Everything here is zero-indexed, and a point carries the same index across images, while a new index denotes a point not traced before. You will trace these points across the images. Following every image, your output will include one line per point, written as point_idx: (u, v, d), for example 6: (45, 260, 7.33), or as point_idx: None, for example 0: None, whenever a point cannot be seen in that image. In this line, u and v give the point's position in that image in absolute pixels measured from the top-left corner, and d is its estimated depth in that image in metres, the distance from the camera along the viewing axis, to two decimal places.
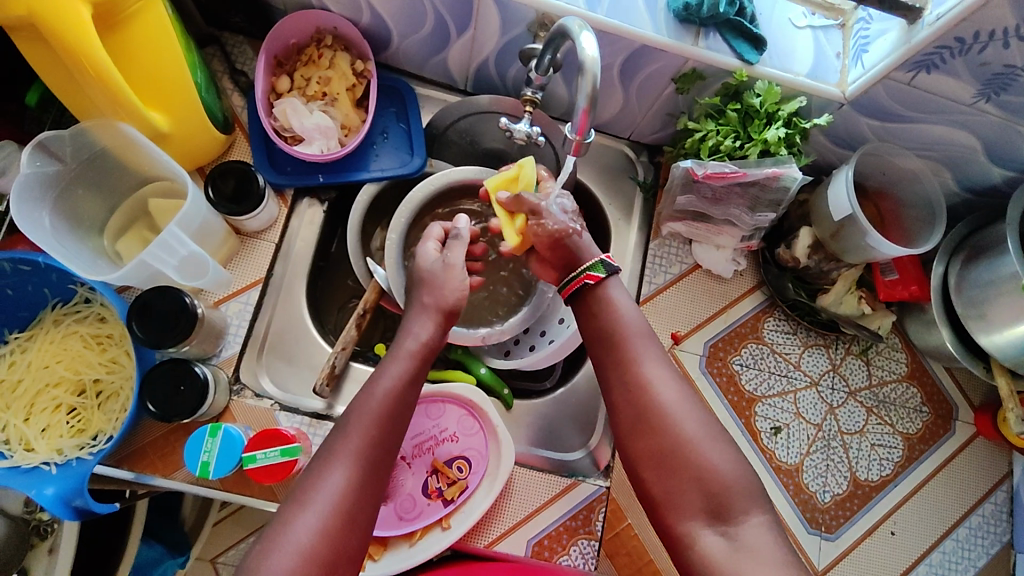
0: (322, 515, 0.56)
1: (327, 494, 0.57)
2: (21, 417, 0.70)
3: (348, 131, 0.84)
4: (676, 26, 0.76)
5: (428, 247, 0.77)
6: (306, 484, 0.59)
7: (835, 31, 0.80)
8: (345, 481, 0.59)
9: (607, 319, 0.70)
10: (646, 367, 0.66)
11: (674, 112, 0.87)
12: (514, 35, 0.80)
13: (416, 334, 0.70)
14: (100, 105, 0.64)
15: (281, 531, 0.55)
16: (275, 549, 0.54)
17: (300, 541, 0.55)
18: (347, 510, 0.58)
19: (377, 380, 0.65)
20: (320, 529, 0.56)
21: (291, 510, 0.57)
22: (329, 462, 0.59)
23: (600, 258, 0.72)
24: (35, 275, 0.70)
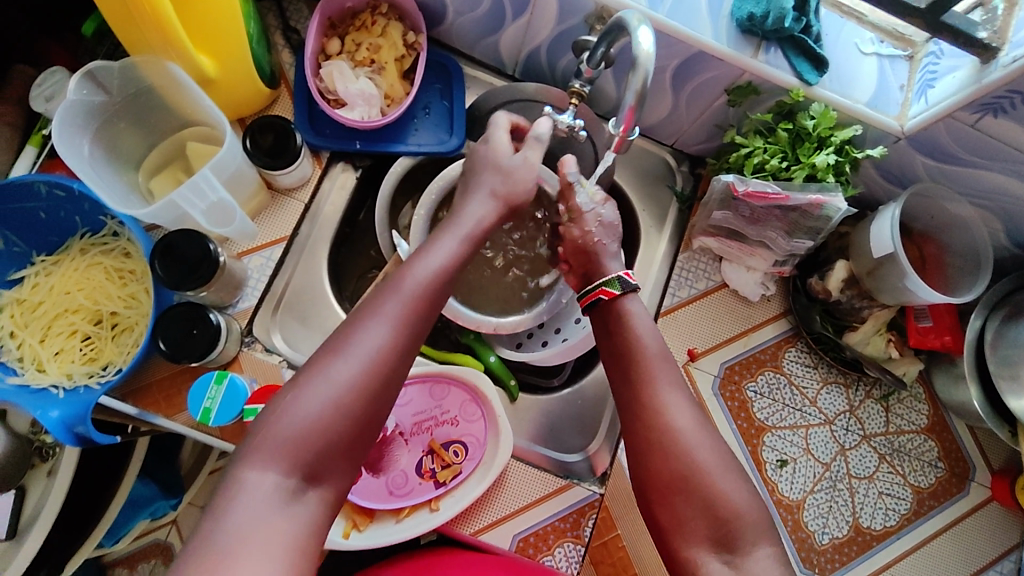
0: (362, 370, 0.55)
1: (367, 348, 0.56)
2: (37, 338, 0.71)
3: (390, 101, 0.83)
4: (737, 36, 0.73)
5: (499, 136, 0.74)
6: (345, 334, 0.57)
7: (902, 63, 0.77)
8: (387, 340, 0.57)
9: (625, 337, 0.66)
10: (662, 393, 0.62)
11: (722, 124, 0.85)
12: (571, 24, 0.79)
13: (477, 217, 0.69)
14: (152, 42, 0.65)
15: (319, 376, 0.54)
16: (312, 389, 0.54)
17: (337, 390, 0.54)
18: (386, 364, 0.57)
19: (428, 254, 0.64)
20: (358, 381, 0.55)
21: (329, 358, 0.56)
22: (372, 315, 0.58)
23: (618, 274, 0.70)
24: (69, 201, 0.71)
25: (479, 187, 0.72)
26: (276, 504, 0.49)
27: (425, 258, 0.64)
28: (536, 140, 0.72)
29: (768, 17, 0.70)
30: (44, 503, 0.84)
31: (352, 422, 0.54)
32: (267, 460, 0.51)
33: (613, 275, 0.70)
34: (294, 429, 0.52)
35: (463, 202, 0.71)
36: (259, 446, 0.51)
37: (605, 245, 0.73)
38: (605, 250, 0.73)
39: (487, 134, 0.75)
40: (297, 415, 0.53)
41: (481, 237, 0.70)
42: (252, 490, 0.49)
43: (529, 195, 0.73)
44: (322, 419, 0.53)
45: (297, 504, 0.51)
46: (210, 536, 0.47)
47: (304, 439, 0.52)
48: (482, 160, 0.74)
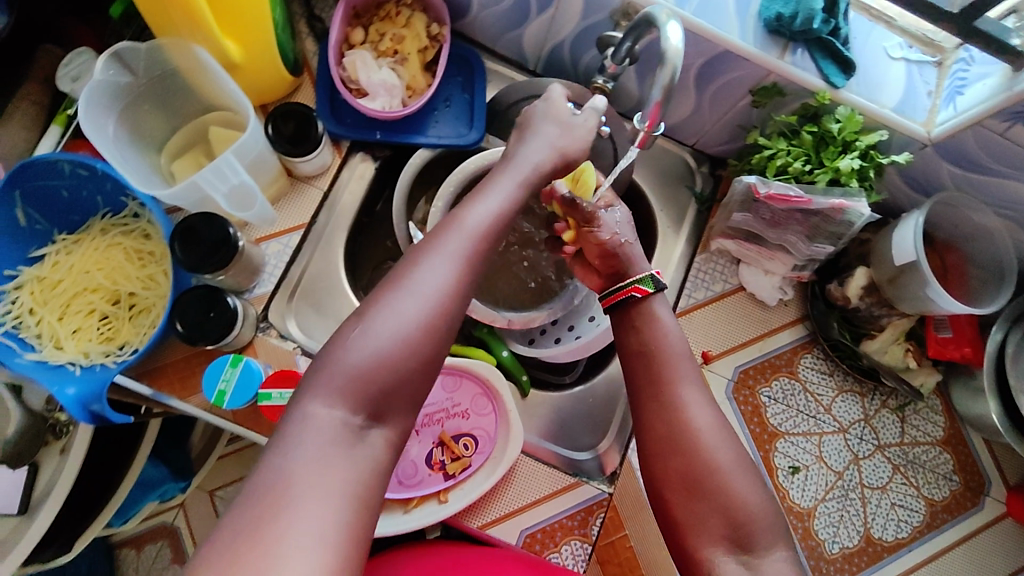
0: (427, 306, 0.53)
1: (430, 286, 0.53)
2: (55, 315, 0.71)
3: (412, 92, 0.83)
4: (764, 36, 0.73)
5: (556, 93, 0.71)
6: (407, 269, 0.54)
7: (930, 69, 0.75)
8: (451, 276, 0.54)
9: (647, 335, 0.66)
10: (681, 390, 0.62)
11: (745, 125, 0.84)
12: (596, 20, 0.78)
13: (535, 163, 0.65)
14: (180, 25, 0.65)
15: (383, 311, 0.52)
16: (378, 324, 0.51)
17: (402, 326, 0.51)
18: (450, 301, 0.54)
19: (486, 194, 0.61)
20: (424, 320, 0.52)
21: (392, 293, 0.53)
22: (434, 252, 0.55)
23: (651, 273, 0.70)
24: (91, 181, 0.72)
25: (535, 134, 0.67)
26: (341, 445, 0.47)
27: (484, 196, 0.61)
28: (593, 110, 0.70)
29: (797, 17, 0.70)
30: (56, 480, 0.85)
31: (419, 360, 0.52)
32: (331, 399, 0.49)
33: (643, 274, 0.70)
34: (359, 365, 0.50)
35: (523, 143, 0.67)
36: (322, 381, 0.49)
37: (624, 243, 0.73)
38: (623, 247, 0.72)
39: (544, 96, 0.72)
40: (362, 350, 0.50)
41: (540, 180, 0.66)
42: (314, 427, 0.47)
43: (586, 149, 0.68)
44: (389, 355, 0.50)
45: (362, 444, 0.48)
46: (277, 470, 0.45)
47: (369, 374, 0.50)
48: (539, 113, 0.70)
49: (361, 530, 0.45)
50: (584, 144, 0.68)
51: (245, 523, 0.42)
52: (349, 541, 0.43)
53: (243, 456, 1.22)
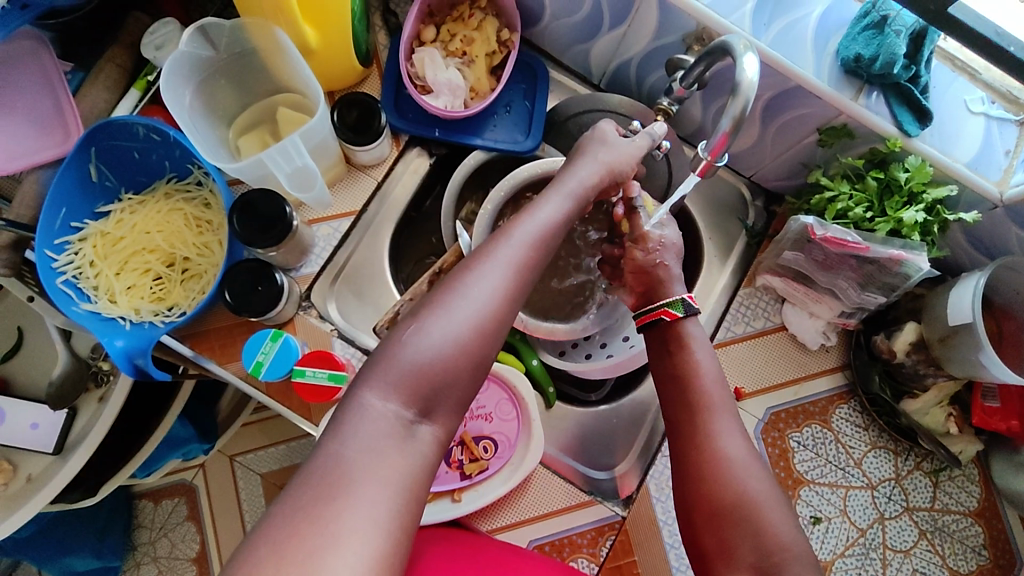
0: (480, 313, 0.53)
1: (482, 295, 0.53)
2: (113, 270, 0.74)
3: (475, 94, 0.84)
4: (840, 76, 0.71)
5: (609, 126, 0.70)
6: (462, 274, 0.55)
7: (1011, 128, 0.72)
8: (501, 285, 0.55)
9: (681, 360, 0.65)
10: (715, 419, 0.61)
11: (808, 163, 0.83)
12: (668, 41, 0.78)
13: (581, 177, 0.64)
14: (264, 7, 0.67)
15: (438, 313, 0.52)
16: (434, 324, 0.51)
17: (458, 329, 0.52)
18: (501, 309, 0.54)
19: (542, 209, 0.61)
20: (476, 326, 0.52)
21: (447, 297, 0.53)
22: (487, 260, 0.55)
23: (682, 296, 0.69)
24: (162, 146, 0.75)
25: (585, 158, 0.66)
26: (389, 442, 0.48)
27: (536, 211, 0.60)
28: (649, 134, 0.70)
29: (877, 60, 0.68)
30: (92, 425, 0.89)
31: (470, 363, 0.52)
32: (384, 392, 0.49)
33: (675, 297, 0.69)
34: (413, 361, 0.50)
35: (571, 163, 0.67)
36: (376, 371, 0.50)
37: (666, 267, 0.72)
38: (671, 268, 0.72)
39: (600, 129, 0.69)
40: (417, 348, 0.51)
41: (590, 197, 0.65)
42: (369, 418, 0.48)
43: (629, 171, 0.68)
44: (442, 356, 0.51)
45: (411, 439, 0.49)
46: (331, 455, 0.46)
47: (421, 372, 0.50)
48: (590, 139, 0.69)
49: (408, 531, 0.45)
50: (636, 161, 0.69)
51: (303, 515, 0.43)
52: (395, 545, 0.44)
53: (265, 426, 1.26)
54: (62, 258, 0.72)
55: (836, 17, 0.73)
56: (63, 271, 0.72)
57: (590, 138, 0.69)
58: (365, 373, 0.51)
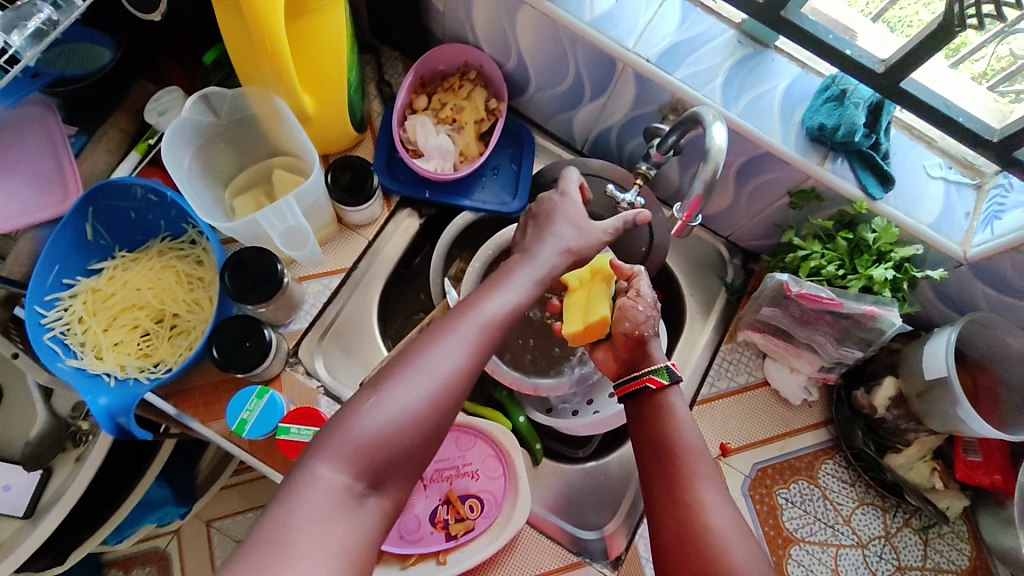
0: (436, 383, 0.54)
1: (442, 365, 0.54)
2: (101, 326, 0.75)
3: (464, 158, 0.88)
4: (807, 143, 0.76)
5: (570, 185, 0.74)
6: (421, 345, 0.56)
7: (969, 191, 0.76)
8: (461, 355, 0.56)
9: (664, 428, 0.65)
10: (701, 488, 0.61)
11: (781, 224, 0.87)
12: (644, 111, 0.83)
13: (551, 266, 0.66)
14: (267, 79, 0.70)
15: (394, 382, 0.53)
16: (389, 396, 0.52)
17: (414, 398, 0.53)
18: (459, 380, 0.55)
19: (508, 281, 0.63)
20: (431, 397, 0.53)
21: (403, 367, 0.54)
22: (448, 332, 0.57)
23: (667, 363, 0.68)
24: (159, 206, 0.77)
25: (550, 236, 0.68)
26: (330, 511, 0.47)
27: (500, 285, 0.63)
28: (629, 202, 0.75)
29: (839, 129, 0.72)
30: (67, 486, 0.87)
31: (420, 435, 0.53)
32: (331, 462, 0.49)
33: (659, 364, 0.69)
34: (366, 432, 0.50)
35: (541, 235, 0.69)
36: (326, 445, 0.50)
37: (656, 341, 0.71)
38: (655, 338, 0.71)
39: (562, 184, 0.74)
40: (369, 418, 0.51)
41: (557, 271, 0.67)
42: (320, 489, 0.48)
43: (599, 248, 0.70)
44: (393, 424, 0.51)
45: (362, 511, 0.49)
46: (283, 530, 0.45)
47: (372, 445, 0.50)
48: (560, 208, 0.72)
49: None
50: (597, 245, 0.70)
51: None
52: None
53: (245, 489, 1.23)
54: (51, 314, 0.72)
55: (801, 89, 0.78)
56: (51, 326, 0.72)
57: (550, 193, 0.74)
58: (315, 441, 0.50)
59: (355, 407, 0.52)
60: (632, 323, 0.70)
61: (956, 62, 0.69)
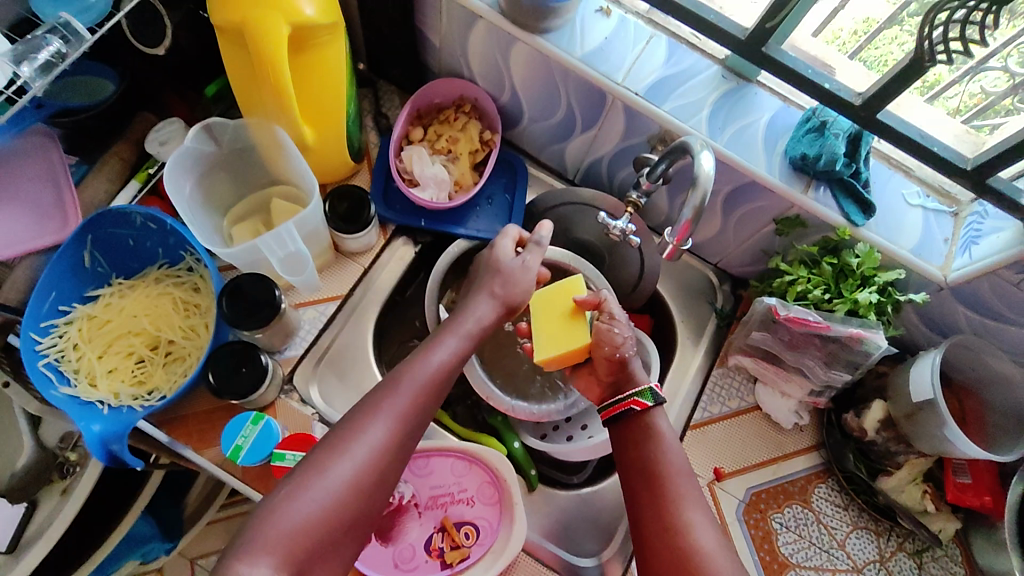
0: (358, 466, 0.57)
1: (365, 446, 0.58)
2: (96, 354, 0.75)
3: (459, 188, 0.90)
4: (790, 171, 0.79)
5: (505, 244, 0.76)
6: (345, 429, 0.59)
7: (946, 218, 0.80)
8: (384, 435, 0.60)
9: (648, 452, 0.67)
10: (686, 509, 0.62)
11: (768, 250, 0.89)
12: (634, 142, 0.86)
13: (478, 317, 0.72)
14: (267, 109, 0.72)
15: (315, 473, 0.56)
16: (311, 483, 0.55)
17: (331, 488, 0.55)
18: (381, 460, 0.59)
19: (431, 352, 0.67)
20: (354, 478, 0.57)
21: (327, 452, 0.57)
22: (372, 413, 0.61)
23: (650, 386, 0.70)
24: (157, 234, 0.78)
25: (474, 304, 0.73)
26: None
27: (425, 356, 0.67)
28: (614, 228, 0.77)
29: (820, 158, 0.75)
30: (50, 523, 0.85)
31: (344, 519, 0.55)
32: (258, 555, 0.50)
33: (642, 386, 0.71)
34: (288, 525, 0.52)
35: (470, 298, 0.74)
36: (249, 546, 0.50)
37: (634, 362, 0.73)
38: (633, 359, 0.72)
39: (494, 242, 0.78)
40: (292, 510, 0.53)
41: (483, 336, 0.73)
42: None
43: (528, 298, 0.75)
44: (315, 515, 0.53)
45: None
46: None
47: (297, 534, 0.52)
48: (486, 267, 0.76)
49: None
50: (530, 283, 0.75)
51: None
52: None
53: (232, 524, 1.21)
54: (46, 341, 0.72)
55: (783, 121, 0.81)
56: (46, 353, 0.72)
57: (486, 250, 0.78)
58: (241, 536, 0.51)
59: (282, 495, 0.54)
60: (611, 347, 0.72)
61: (931, 102, 0.73)
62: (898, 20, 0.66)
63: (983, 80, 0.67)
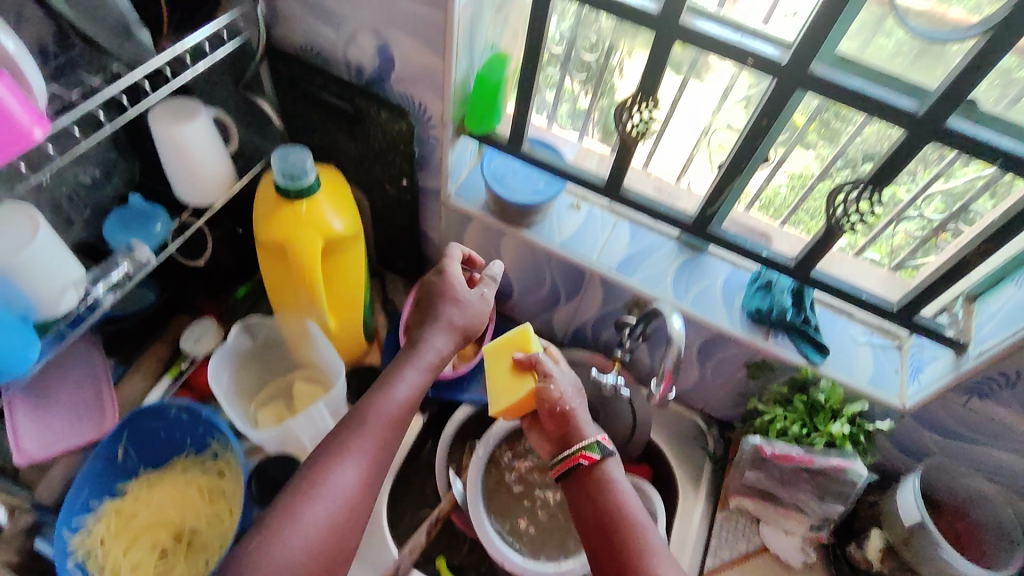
0: (332, 510, 0.63)
1: (337, 487, 0.64)
2: (122, 548, 0.77)
3: (462, 358, 1.02)
4: (750, 323, 0.91)
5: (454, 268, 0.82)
6: (315, 476, 0.64)
7: (892, 351, 0.91)
8: (358, 477, 0.66)
9: (603, 505, 0.67)
10: (650, 562, 0.62)
11: (745, 393, 0.98)
12: (613, 307, 0.99)
13: (437, 349, 0.77)
14: (303, 301, 0.84)
15: (286, 522, 0.60)
16: (284, 539, 0.60)
17: (308, 536, 0.61)
18: (355, 499, 0.65)
19: (395, 386, 0.73)
20: (327, 522, 0.62)
21: (298, 501, 0.62)
22: (343, 455, 0.66)
23: (596, 438, 0.71)
24: (189, 423, 0.83)
25: (435, 331, 0.78)
26: None
27: (391, 388, 0.72)
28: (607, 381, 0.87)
29: (773, 310, 0.88)
30: None
31: (323, 560, 0.61)
32: None
33: (590, 439, 0.71)
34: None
35: (429, 326, 0.79)
36: None
37: (578, 415, 0.74)
38: (574, 412, 0.74)
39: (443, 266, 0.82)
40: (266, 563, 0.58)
41: (443, 362, 0.78)
42: None
43: (481, 323, 0.82)
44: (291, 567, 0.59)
45: None
46: None
47: None
48: (438, 290, 0.81)
49: None
50: (484, 315, 0.83)
51: None
52: None
53: None
54: (75, 539, 0.75)
55: (737, 281, 0.95)
56: (74, 552, 0.75)
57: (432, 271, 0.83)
58: None
59: (255, 553, 0.58)
60: (555, 399, 0.74)
61: (864, 242, 0.87)
62: (828, 175, 0.81)
63: (903, 224, 0.83)
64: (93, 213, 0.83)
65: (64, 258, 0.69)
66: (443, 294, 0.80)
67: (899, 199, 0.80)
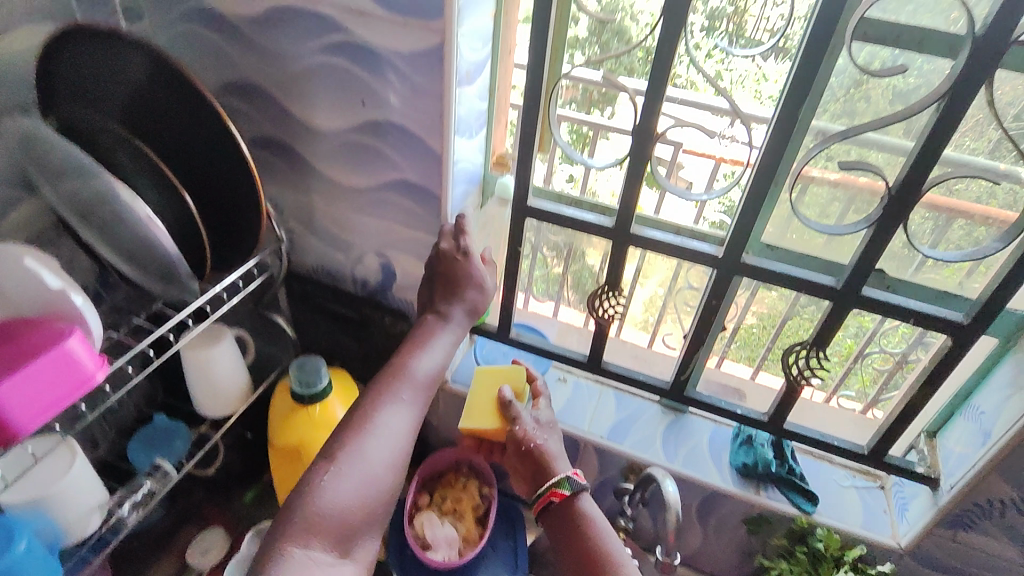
0: (388, 449, 0.66)
1: (390, 431, 0.68)
2: None
3: (467, 541, 1.00)
4: (740, 479, 0.96)
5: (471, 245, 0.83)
6: (371, 418, 0.68)
7: (876, 491, 0.97)
8: (407, 424, 0.70)
9: (580, 540, 0.71)
10: None
11: (749, 551, 1.00)
12: (609, 475, 1.03)
13: (464, 326, 0.81)
14: None
15: (354, 457, 0.64)
16: (351, 469, 0.63)
17: (370, 470, 0.64)
18: (405, 443, 0.69)
19: (432, 351, 0.77)
20: (386, 461, 0.66)
21: (360, 438, 0.65)
22: (394, 403, 0.70)
23: (567, 475, 0.74)
24: None
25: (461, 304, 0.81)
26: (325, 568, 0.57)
27: (429, 348, 0.77)
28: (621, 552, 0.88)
29: (758, 464, 0.95)
30: None
31: (381, 495, 0.64)
32: (310, 536, 0.58)
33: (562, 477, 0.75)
34: (331, 508, 0.60)
35: (455, 303, 0.81)
36: (304, 523, 0.58)
37: (548, 453, 0.77)
38: (539, 451, 0.77)
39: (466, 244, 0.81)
40: (333, 494, 0.61)
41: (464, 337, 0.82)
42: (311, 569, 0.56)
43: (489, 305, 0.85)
44: (360, 497, 0.62)
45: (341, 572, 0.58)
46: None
47: (340, 514, 0.60)
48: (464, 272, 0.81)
49: None
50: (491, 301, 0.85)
51: None
52: None
53: None
54: None
55: (720, 437, 1.02)
56: None
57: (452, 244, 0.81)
58: (291, 516, 0.58)
59: (323, 481, 0.61)
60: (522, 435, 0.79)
61: (842, 374, 0.95)
62: (795, 312, 0.90)
63: (871, 357, 0.91)
64: (116, 434, 0.89)
65: (92, 485, 0.73)
66: (466, 276, 0.81)
67: (867, 329, 0.88)
